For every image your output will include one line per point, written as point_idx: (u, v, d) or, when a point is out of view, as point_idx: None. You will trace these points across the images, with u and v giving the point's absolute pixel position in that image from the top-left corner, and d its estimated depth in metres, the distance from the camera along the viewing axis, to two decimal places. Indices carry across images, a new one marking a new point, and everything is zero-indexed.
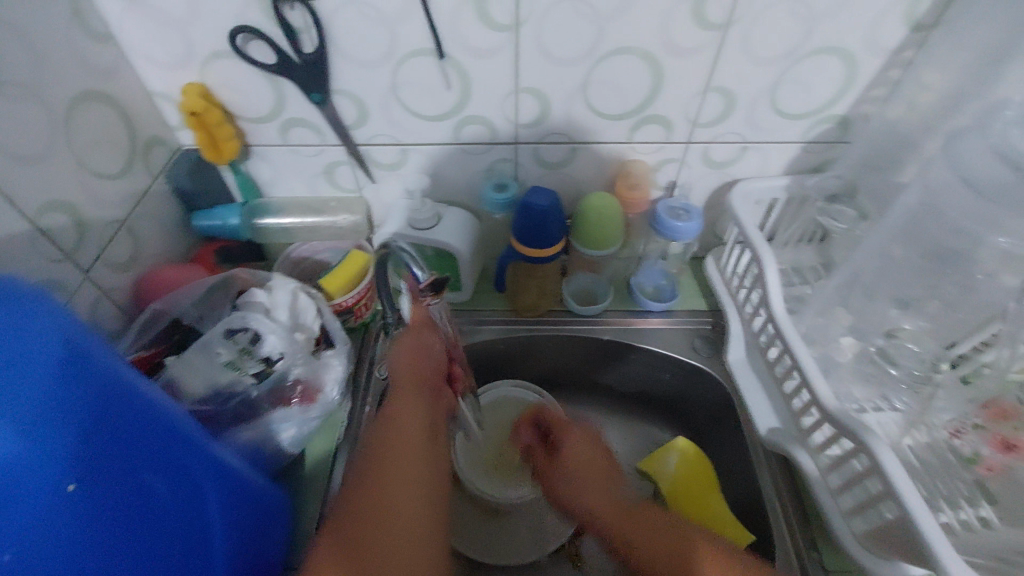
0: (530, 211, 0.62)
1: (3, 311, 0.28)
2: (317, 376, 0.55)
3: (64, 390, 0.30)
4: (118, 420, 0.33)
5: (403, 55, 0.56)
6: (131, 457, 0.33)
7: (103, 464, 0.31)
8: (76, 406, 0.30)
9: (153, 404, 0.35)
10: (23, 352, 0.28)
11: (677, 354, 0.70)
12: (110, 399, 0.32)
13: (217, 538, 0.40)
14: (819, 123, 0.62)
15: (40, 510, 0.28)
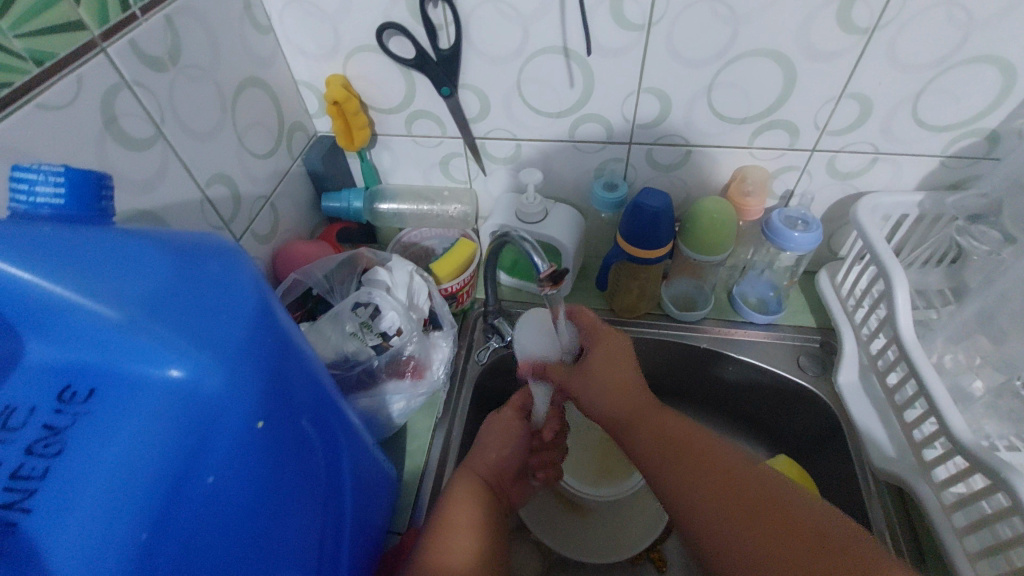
0: (641, 211, 0.61)
1: (207, 261, 0.29)
2: (427, 354, 0.59)
3: (262, 334, 0.30)
4: (289, 369, 0.33)
5: (532, 52, 0.57)
6: (294, 406, 0.34)
7: (279, 410, 0.32)
8: (267, 351, 0.30)
9: (308, 359, 0.36)
10: (227, 296, 0.29)
11: (780, 369, 0.67)
12: (286, 349, 0.33)
13: (346, 484, 0.42)
14: (963, 137, 0.58)
15: (234, 445, 0.29)
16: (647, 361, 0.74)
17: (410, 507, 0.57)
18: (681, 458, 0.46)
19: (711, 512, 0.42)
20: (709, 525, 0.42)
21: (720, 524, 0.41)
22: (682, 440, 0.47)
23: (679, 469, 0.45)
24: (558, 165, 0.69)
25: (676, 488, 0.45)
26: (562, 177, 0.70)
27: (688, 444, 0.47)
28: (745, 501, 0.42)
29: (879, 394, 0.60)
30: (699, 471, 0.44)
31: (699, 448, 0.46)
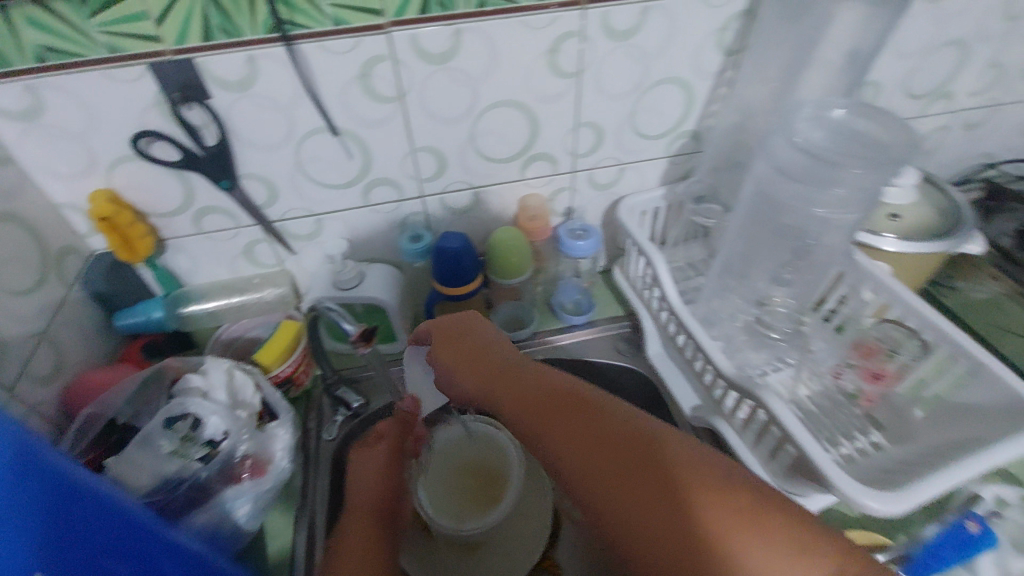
0: (444, 254, 0.67)
1: None
2: (266, 449, 0.57)
3: (15, 490, 0.31)
4: (77, 510, 0.34)
5: (302, 135, 0.61)
6: (91, 544, 0.35)
7: (64, 551, 0.33)
8: (30, 505, 0.31)
9: (113, 494, 0.36)
10: None
11: (606, 359, 0.77)
12: (62, 493, 0.33)
13: None
14: (675, 139, 0.73)
15: None
16: None
17: None
18: (565, 425, 0.40)
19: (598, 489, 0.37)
20: (595, 504, 0.37)
21: (608, 500, 0.36)
22: (558, 396, 0.43)
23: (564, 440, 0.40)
24: (363, 229, 0.72)
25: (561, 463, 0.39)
26: (370, 240, 0.73)
27: (561, 399, 0.43)
28: (620, 444, 0.38)
29: (678, 356, 0.71)
30: (574, 426, 0.40)
31: (577, 400, 0.42)
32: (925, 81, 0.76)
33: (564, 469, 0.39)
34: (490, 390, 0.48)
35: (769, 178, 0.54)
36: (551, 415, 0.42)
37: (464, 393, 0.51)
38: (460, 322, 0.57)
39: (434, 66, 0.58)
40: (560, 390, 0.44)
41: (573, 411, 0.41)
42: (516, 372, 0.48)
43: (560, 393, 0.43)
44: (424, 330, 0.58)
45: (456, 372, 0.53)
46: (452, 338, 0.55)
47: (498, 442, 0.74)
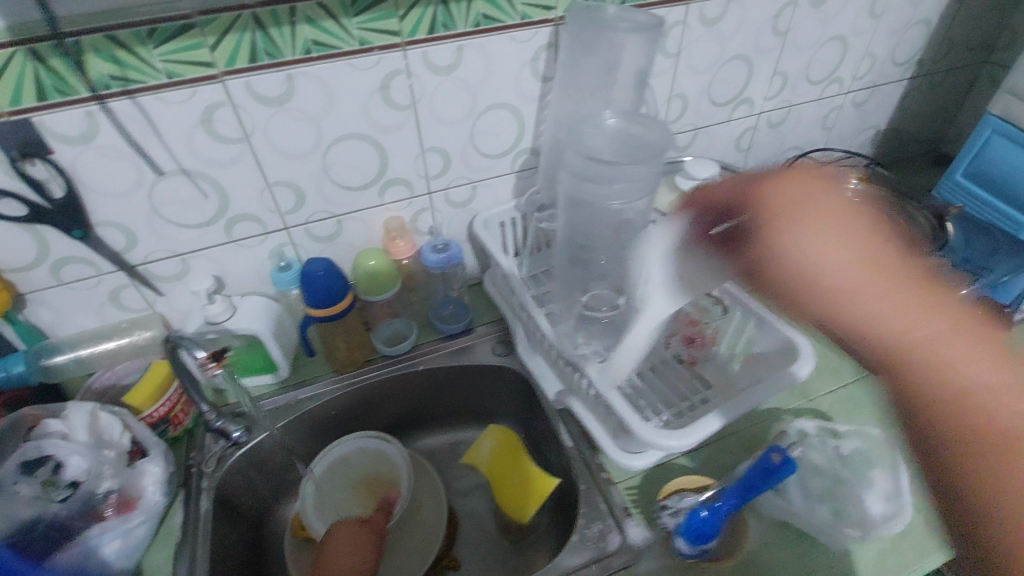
0: (309, 279, 0.72)
1: None
2: (135, 483, 0.60)
3: None
4: None
5: (153, 181, 0.65)
6: None
7: None
8: None
9: None
10: None
11: (483, 360, 0.84)
12: None
13: None
14: (517, 157, 0.82)
15: None
16: (390, 399, 0.85)
17: None
18: (949, 330, 0.42)
19: (966, 403, 0.41)
20: (964, 408, 0.41)
21: (985, 401, 0.40)
22: (907, 272, 0.43)
23: (941, 338, 0.42)
24: (231, 264, 0.75)
25: (928, 361, 0.42)
26: (240, 274, 0.77)
27: (896, 272, 0.43)
28: (928, 307, 0.42)
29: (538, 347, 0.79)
30: (901, 302, 0.43)
31: (928, 286, 0.42)
32: (724, 90, 0.89)
33: (947, 375, 0.42)
34: (840, 272, 0.44)
35: (573, 181, 0.63)
36: (942, 326, 0.42)
37: (765, 265, 0.45)
38: (747, 194, 0.47)
39: (273, 109, 0.64)
40: (915, 270, 0.43)
41: (922, 296, 0.42)
42: (878, 253, 0.44)
43: (891, 270, 0.43)
44: (685, 205, 0.51)
45: (803, 248, 0.45)
46: (811, 200, 0.46)
47: (384, 455, 0.79)
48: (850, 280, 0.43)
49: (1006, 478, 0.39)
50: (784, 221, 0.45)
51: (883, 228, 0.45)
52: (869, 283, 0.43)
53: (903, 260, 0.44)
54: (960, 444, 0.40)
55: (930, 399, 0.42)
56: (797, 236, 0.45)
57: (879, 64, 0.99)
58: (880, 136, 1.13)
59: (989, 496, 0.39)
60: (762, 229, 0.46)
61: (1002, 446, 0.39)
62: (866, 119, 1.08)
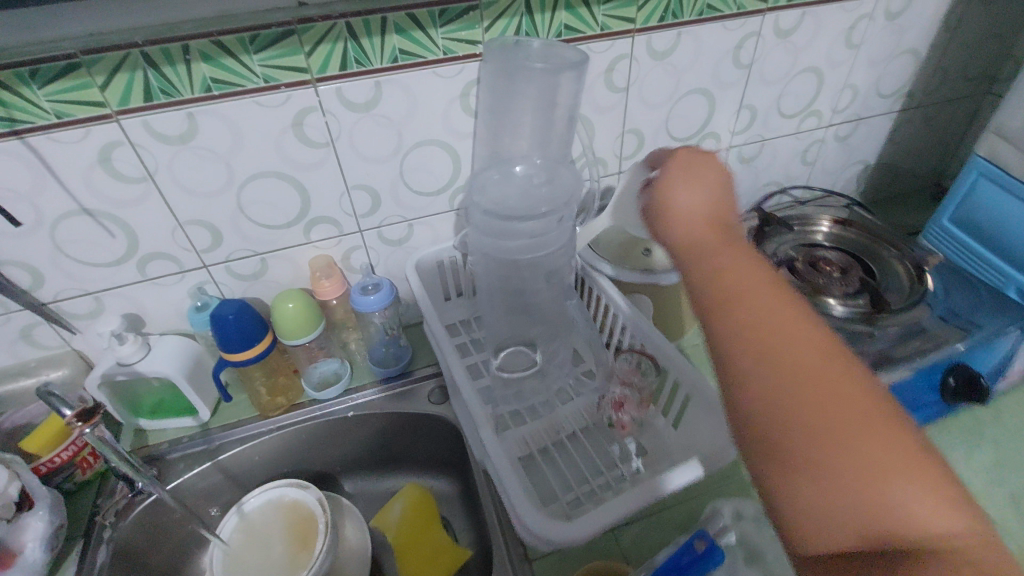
0: (221, 322, 0.68)
1: None
2: (15, 538, 0.58)
3: None
4: None
5: (54, 220, 0.62)
6: None
7: None
8: None
9: None
10: None
11: (415, 408, 0.79)
12: None
13: None
14: (454, 193, 0.77)
15: None
16: (317, 445, 0.81)
17: None
18: (777, 305, 0.37)
19: (796, 379, 0.34)
20: (763, 366, 0.36)
21: (779, 368, 0.35)
22: (747, 255, 0.41)
23: (757, 314, 0.37)
24: (149, 302, 0.73)
25: (757, 333, 0.37)
26: (160, 312, 0.74)
27: (732, 252, 0.42)
28: (779, 301, 0.38)
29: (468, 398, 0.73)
30: (753, 279, 0.39)
31: (772, 275, 0.40)
32: (684, 124, 0.83)
33: (779, 371, 0.35)
34: (699, 231, 0.43)
35: None
36: (785, 309, 0.37)
37: (668, 238, 0.45)
38: (688, 163, 0.47)
39: (177, 147, 0.61)
40: (757, 259, 0.41)
41: (775, 282, 0.39)
42: (724, 237, 0.43)
43: (745, 254, 0.41)
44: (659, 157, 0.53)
45: (670, 209, 0.45)
46: (703, 175, 0.46)
47: (303, 504, 0.75)
48: (680, 242, 0.44)
49: (781, 449, 0.34)
50: (668, 192, 0.46)
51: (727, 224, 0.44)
52: (728, 255, 0.41)
53: (740, 240, 0.43)
54: (779, 422, 0.34)
55: (761, 363, 0.36)
56: (683, 198, 0.45)
57: (861, 97, 0.92)
58: (869, 171, 1.05)
59: (787, 480, 0.33)
60: (659, 195, 0.47)
61: (788, 420, 0.34)
62: (852, 154, 1.01)
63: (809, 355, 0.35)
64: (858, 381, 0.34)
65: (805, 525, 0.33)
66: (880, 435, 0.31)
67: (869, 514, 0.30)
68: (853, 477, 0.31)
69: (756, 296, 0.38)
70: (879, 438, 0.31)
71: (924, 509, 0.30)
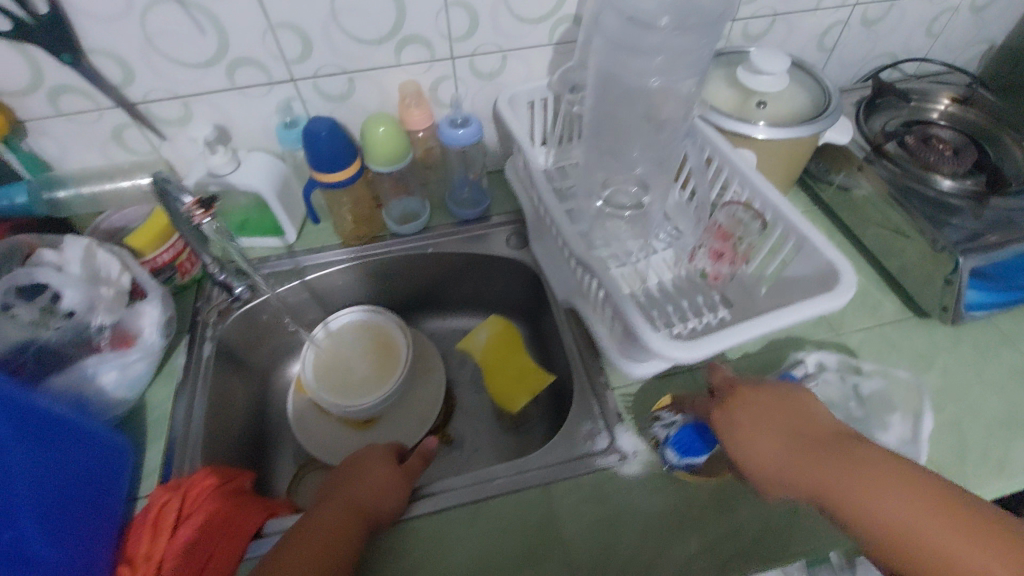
0: (314, 140, 0.67)
1: None
2: (134, 321, 0.60)
3: None
4: None
5: (144, 6, 0.58)
6: None
7: None
8: None
9: None
10: None
11: (494, 251, 0.80)
12: None
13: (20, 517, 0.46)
14: (556, 23, 0.71)
15: None
16: (395, 278, 0.83)
17: (158, 469, 0.60)
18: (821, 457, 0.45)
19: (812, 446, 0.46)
20: (838, 482, 0.43)
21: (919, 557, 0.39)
22: (816, 443, 0.46)
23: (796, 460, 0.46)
24: (237, 115, 0.70)
25: (788, 463, 0.47)
26: (247, 127, 0.72)
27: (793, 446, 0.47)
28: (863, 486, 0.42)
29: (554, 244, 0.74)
30: (818, 463, 0.45)
31: (837, 449, 0.45)
32: None
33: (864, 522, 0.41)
34: (741, 435, 0.50)
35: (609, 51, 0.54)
36: (888, 494, 0.41)
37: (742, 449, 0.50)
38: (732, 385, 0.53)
39: None
40: (813, 453, 0.46)
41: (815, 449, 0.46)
42: (798, 428, 0.48)
43: (807, 435, 0.47)
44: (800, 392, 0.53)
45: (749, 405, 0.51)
46: (764, 420, 0.49)
47: (383, 328, 0.79)
48: (732, 416, 0.51)
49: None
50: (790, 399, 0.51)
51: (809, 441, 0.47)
52: (782, 445, 0.47)
53: (819, 443, 0.46)
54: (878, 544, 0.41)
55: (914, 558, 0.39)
56: (762, 433, 0.49)
57: None
58: (993, 53, 0.95)
59: (915, 564, 0.39)
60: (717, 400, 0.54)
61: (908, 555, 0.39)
62: (983, 28, 0.90)
63: (784, 453, 0.47)
64: (934, 522, 0.39)
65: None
66: (959, 522, 0.39)
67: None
68: (875, 521, 0.41)
69: (776, 439, 0.48)
70: (904, 497, 0.40)
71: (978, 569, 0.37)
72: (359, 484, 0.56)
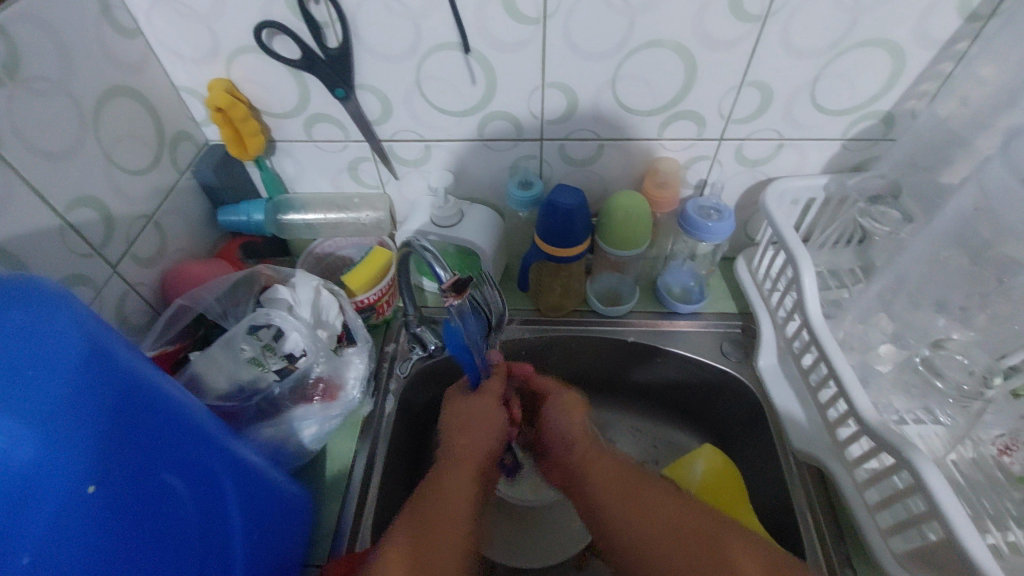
0: (555, 210, 0.60)
1: (112, 383, 0.29)
2: (339, 373, 0.56)
3: (85, 518, 0.27)
4: (140, 507, 0.30)
5: (428, 49, 0.54)
6: (158, 539, 0.31)
7: (132, 554, 0.29)
8: (116, 503, 0.28)
9: (150, 481, 0.31)
10: (54, 465, 0.26)
11: (705, 358, 0.68)
12: (117, 477, 0.29)
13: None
14: (860, 121, 0.60)
15: (122, 571, 0.28)
16: (579, 357, 0.73)
17: (331, 537, 0.54)
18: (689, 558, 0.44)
19: (688, 539, 0.45)
20: (672, 556, 0.44)
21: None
22: (696, 533, 0.46)
23: (661, 550, 0.45)
24: (472, 164, 0.66)
25: (647, 550, 0.45)
26: (476, 176, 0.67)
27: (692, 526, 0.46)
28: (693, 544, 0.45)
29: (796, 376, 0.61)
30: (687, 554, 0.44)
31: (701, 535, 0.45)
32: None
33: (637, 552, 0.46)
34: (642, 522, 0.47)
35: None
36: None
37: (610, 525, 0.48)
38: (695, 524, 0.46)
39: None
40: (721, 533, 0.45)
41: (689, 540, 0.45)
42: (694, 544, 0.45)
43: (689, 526, 0.46)
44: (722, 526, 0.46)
45: (623, 521, 0.48)
46: (681, 528, 0.46)
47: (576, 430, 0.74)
48: (662, 505, 0.48)
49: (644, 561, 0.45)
50: (706, 529, 0.46)
51: (672, 526, 0.46)
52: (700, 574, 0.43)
53: (704, 549, 0.44)
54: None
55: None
56: (640, 537, 0.46)
57: None
58: None
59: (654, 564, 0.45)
60: (683, 507, 0.48)
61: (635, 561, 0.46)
62: None
63: (647, 537, 0.46)
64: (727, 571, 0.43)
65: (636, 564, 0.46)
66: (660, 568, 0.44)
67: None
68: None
69: (677, 544, 0.45)
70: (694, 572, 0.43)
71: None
72: (470, 423, 0.55)
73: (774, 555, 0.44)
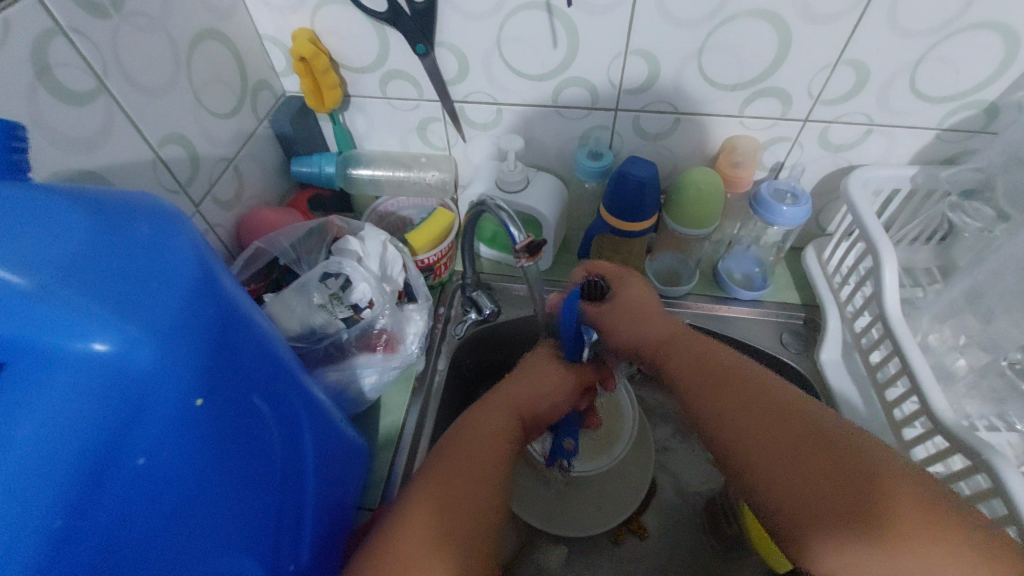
0: (626, 182, 0.58)
1: (218, 305, 0.30)
2: (400, 328, 0.57)
3: (190, 430, 0.28)
4: (235, 422, 0.31)
5: (514, 8, 0.53)
6: (247, 457, 0.32)
7: (227, 468, 0.31)
8: (216, 419, 0.30)
9: (238, 393, 0.32)
10: (168, 376, 0.27)
11: (763, 346, 0.67)
12: (214, 388, 0.29)
13: (307, 508, 0.40)
14: (961, 110, 0.56)
15: (216, 482, 0.30)
16: None
17: (382, 483, 0.56)
18: (795, 452, 0.37)
19: (791, 427, 0.38)
20: (770, 443, 0.38)
21: (761, 467, 0.38)
22: (803, 423, 0.39)
23: (760, 432, 0.39)
24: (542, 131, 0.65)
25: (741, 441, 0.40)
26: (544, 144, 0.67)
27: (799, 420, 0.39)
28: (805, 434, 0.38)
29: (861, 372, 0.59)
30: (795, 446, 0.37)
31: (812, 428, 0.38)
32: None
33: (727, 434, 0.41)
34: (736, 404, 0.41)
35: None
36: (823, 492, 0.35)
37: (701, 410, 0.43)
38: (800, 415, 0.39)
39: None
40: (833, 439, 0.37)
41: (799, 434, 0.38)
42: (799, 432, 0.38)
43: (795, 415, 0.39)
44: (837, 437, 0.37)
45: (710, 402, 0.43)
46: (785, 415, 0.39)
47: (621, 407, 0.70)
48: (760, 390, 0.42)
49: (741, 442, 0.40)
50: (813, 425, 0.38)
51: (778, 412, 0.40)
52: (805, 464, 0.36)
53: (821, 447, 0.37)
54: (738, 463, 0.40)
55: (812, 491, 0.35)
56: (730, 417, 0.41)
57: None
58: None
59: (751, 451, 0.39)
60: (789, 396, 0.41)
61: (729, 440, 0.41)
62: None
63: (741, 418, 0.41)
64: (850, 500, 0.34)
65: (730, 448, 0.40)
66: (761, 451, 0.38)
67: (797, 476, 0.36)
68: (761, 462, 0.38)
69: (778, 432, 0.39)
70: (797, 465, 0.37)
71: (799, 485, 0.36)
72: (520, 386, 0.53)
73: (933, 517, 0.32)
